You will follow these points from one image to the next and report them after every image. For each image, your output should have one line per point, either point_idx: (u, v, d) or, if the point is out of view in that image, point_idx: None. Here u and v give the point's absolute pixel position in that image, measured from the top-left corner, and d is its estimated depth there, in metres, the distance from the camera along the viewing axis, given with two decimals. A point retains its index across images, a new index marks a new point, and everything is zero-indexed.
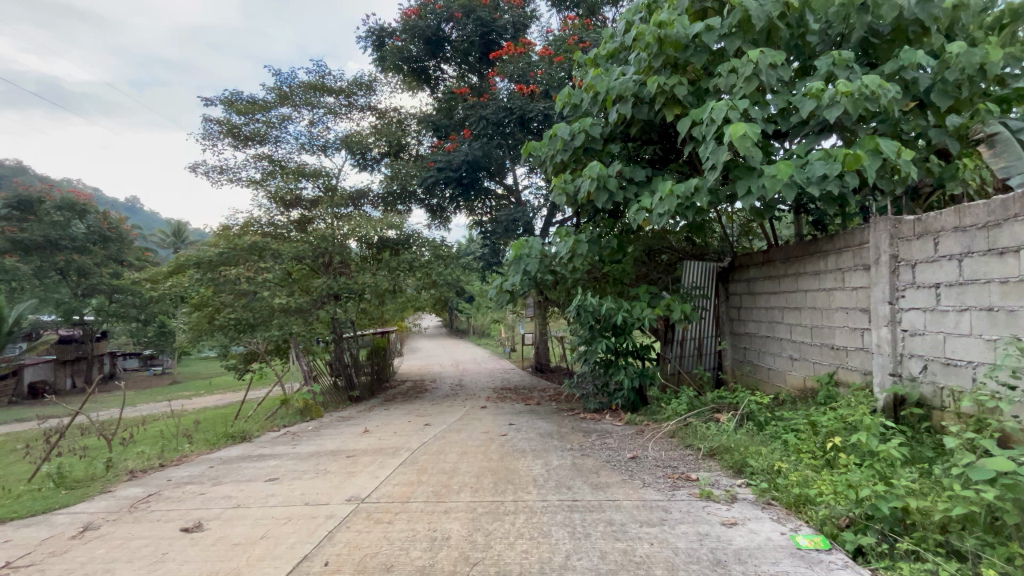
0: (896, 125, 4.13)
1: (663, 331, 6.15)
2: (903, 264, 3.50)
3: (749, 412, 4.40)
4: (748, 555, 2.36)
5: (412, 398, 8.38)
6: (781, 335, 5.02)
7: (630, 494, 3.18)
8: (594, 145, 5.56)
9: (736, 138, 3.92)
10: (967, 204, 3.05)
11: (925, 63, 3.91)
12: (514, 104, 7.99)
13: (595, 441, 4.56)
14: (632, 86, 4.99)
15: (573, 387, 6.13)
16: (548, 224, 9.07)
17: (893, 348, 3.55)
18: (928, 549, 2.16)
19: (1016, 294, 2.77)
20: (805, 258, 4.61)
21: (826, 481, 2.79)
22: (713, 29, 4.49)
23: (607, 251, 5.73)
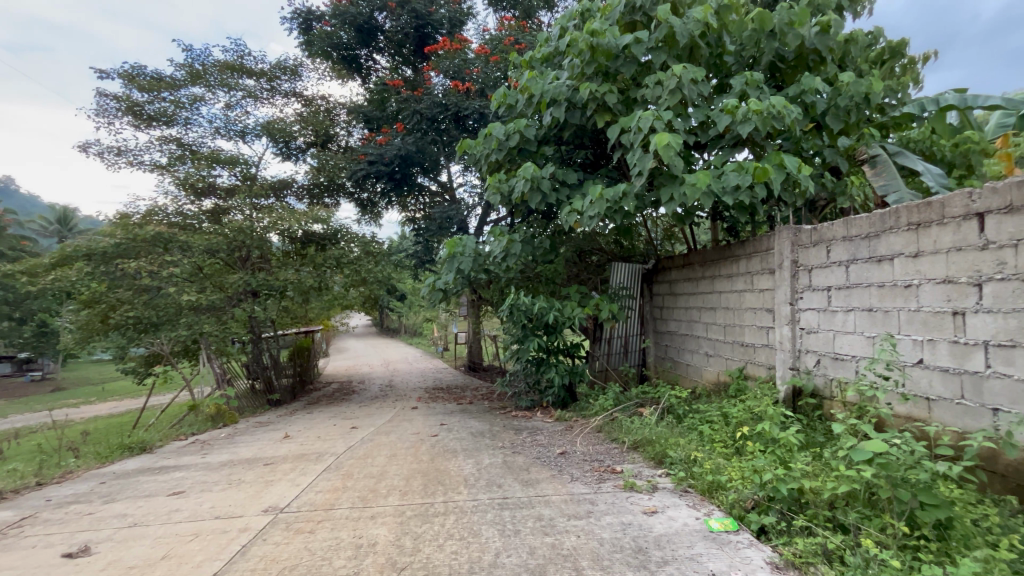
0: (798, 143, 4.57)
1: (592, 329, 6.36)
2: (801, 269, 3.89)
3: (669, 405, 4.67)
4: (667, 541, 2.49)
5: (338, 400, 8.02)
6: (698, 333, 5.39)
7: (559, 489, 3.26)
8: (529, 147, 5.64)
9: (661, 147, 4.14)
10: (853, 216, 3.43)
11: (822, 90, 4.36)
12: (449, 100, 7.97)
13: (526, 438, 4.62)
14: (565, 91, 5.11)
15: (505, 386, 6.16)
16: (482, 223, 9.05)
17: (793, 344, 3.94)
18: (818, 524, 2.41)
19: (890, 297, 3.16)
20: (720, 261, 4.98)
21: (735, 468, 3.03)
22: (642, 42, 4.71)
23: (540, 251, 5.84)
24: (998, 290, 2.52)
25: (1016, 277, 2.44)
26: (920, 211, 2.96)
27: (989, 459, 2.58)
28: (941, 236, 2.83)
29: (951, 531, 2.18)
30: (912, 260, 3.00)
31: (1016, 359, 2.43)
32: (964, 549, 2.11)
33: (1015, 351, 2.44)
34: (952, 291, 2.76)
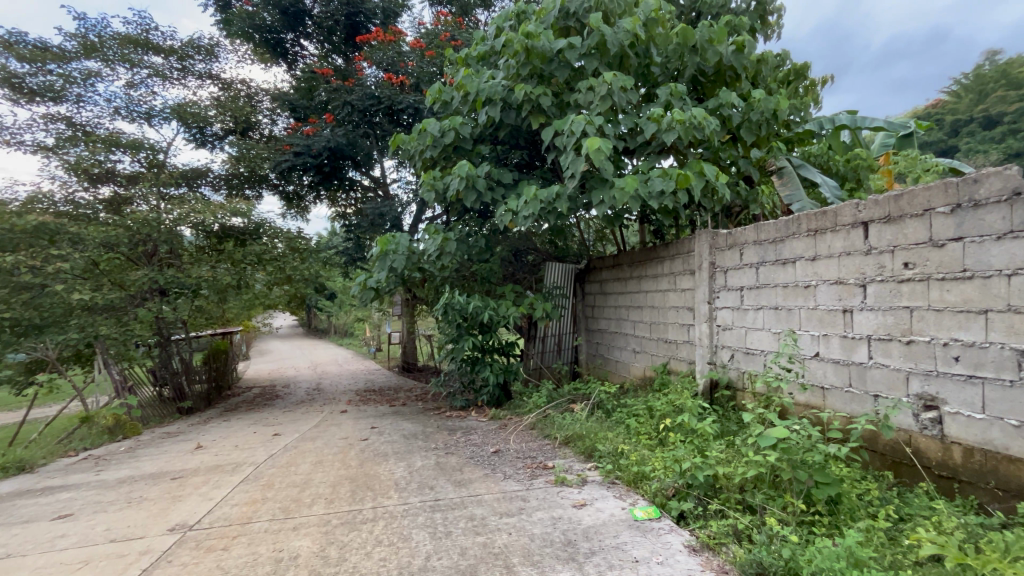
0: (716, 153, 4.89)
1: (526, 328, 6.43)
2: (718, 270, 4.18)
3: (599, 401, 4.84)
4: (595, 532, 2.58)
5: (259, 406, 7.51)
6: (627, 330, 5.62)
7: (491, 488, 3.27)
8: (464, 145, 5.60)
9: (592, 151, 4.27)
10: (762, 222, 3.73)
11: (737, 104, 4.71)
12: (382, 93, 7.74)
13: (459, 438, 4.59)
14: (501, 91, 5.14)
15: (439, 386, 6.09)
16: (417, 221, 8.87)
17: (710, 340, 4.22)
18: (730, 507, 2.60)
19: (793, 296, 3.47)
20: (646, 262, 5.23)
21: (659, 458, 3.19)
22: (575, 47, 4.84)
23: (475, 250, 5.81)
24: (878, 290, 2.85)
25: (892, 279, 2.77)
26: (816, 219, 3.28)
27: (870, 439, 2.91)
28: (834, 242, 3.15)
29: (840, 506, 2.44)
30: (811, 263, 3.32)
31: (893, 351, 2.77)
32: (850, 520, 2.37)
33: (892, 344, 2.78)
34: (842, 291, 3.08)
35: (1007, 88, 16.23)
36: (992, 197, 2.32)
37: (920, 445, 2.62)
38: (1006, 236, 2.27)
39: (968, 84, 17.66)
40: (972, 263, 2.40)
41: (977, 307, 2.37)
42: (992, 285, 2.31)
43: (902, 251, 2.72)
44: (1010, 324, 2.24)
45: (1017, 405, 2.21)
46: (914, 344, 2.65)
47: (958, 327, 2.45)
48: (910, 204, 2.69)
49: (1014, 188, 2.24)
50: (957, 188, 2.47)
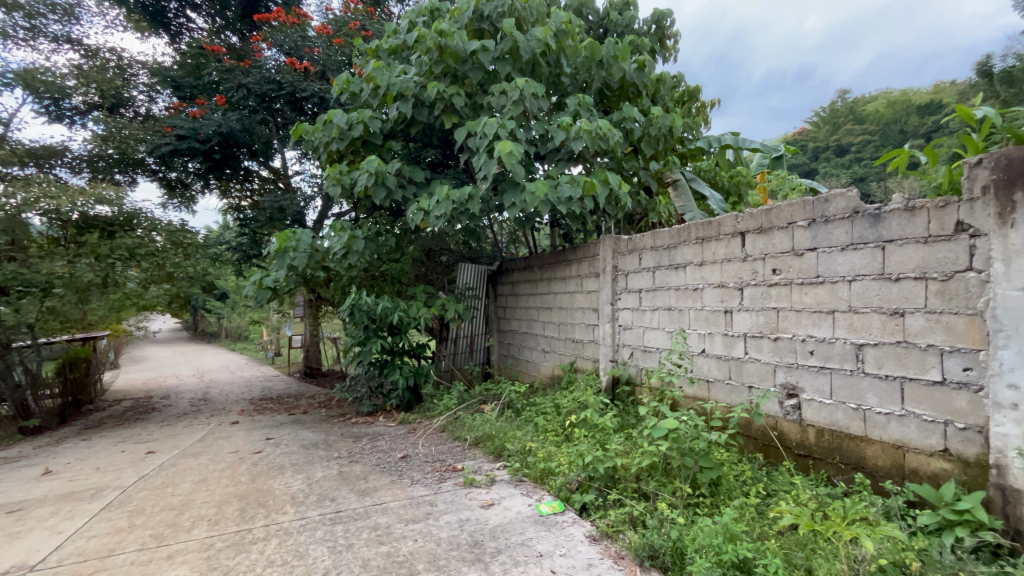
0: (620, 164, 5.19)
1: (438, 330, 6.30)
2: (620, 273, 4.45)
3: (509, 400, 4.92)
4: (502, 531, 2.61)
5: (130, 421, 6.60)
6: (537, 331, 5.77)
7: (398, 494, 3.17)
8: (374, 140, 5.40)
9: (504, 154, 4.33)
10: (658, 229, 4.03)
11: (638, 118, 5.04)
12: (283, 78, 7.24)
13: (365, 445, 4.39)
14: (412, 87, 5.02)
15: (344, 391, 5.79)
16: (322, 217, 8.37)
17: (612, 339, 4.48)
18: (627, 496, 2.77)
19: (684, 298, 3.78)
20: (555, 265, 5.40)
21: (564, 454, 3.31)
22: (488, 50, 4.88)
23: (386, 249, 5.61)
24: (753, 293, 3.21)
25: (763, 283, 3.14)
26: (703, 228, 3.61)
27: (745, 426, 3.26)
28: (717, 250, 3.50)
29: (720, 487, 2.71)
30: (699, 268, 3.65)
31: (763, 346, 3.14)
32: (727, 499, 2.64)
33: (762, 341, 3.14)
34: (724, 294, 3.43)
35: (853, 123, 19.22)
36: (839, 214, 2.72)
37: (783, 429, 3.00)
38: (849, 248, 2.66)
39: (825, 118, 20.64)
40: (823, 271, 2.79)
41: (826, 308, 2.77)
42: (838, 289, 2.71)
43: (771, 259, 3.10)
44: (851, 322, 2.64)
45: (856, 391, 2.61)
46: (780, 340, 3.03)
47: (813, 325, 2.84)
48: (777, 218, 3.05)
49: (855, 207, 2.64)
50: (813, 206, 2.85)
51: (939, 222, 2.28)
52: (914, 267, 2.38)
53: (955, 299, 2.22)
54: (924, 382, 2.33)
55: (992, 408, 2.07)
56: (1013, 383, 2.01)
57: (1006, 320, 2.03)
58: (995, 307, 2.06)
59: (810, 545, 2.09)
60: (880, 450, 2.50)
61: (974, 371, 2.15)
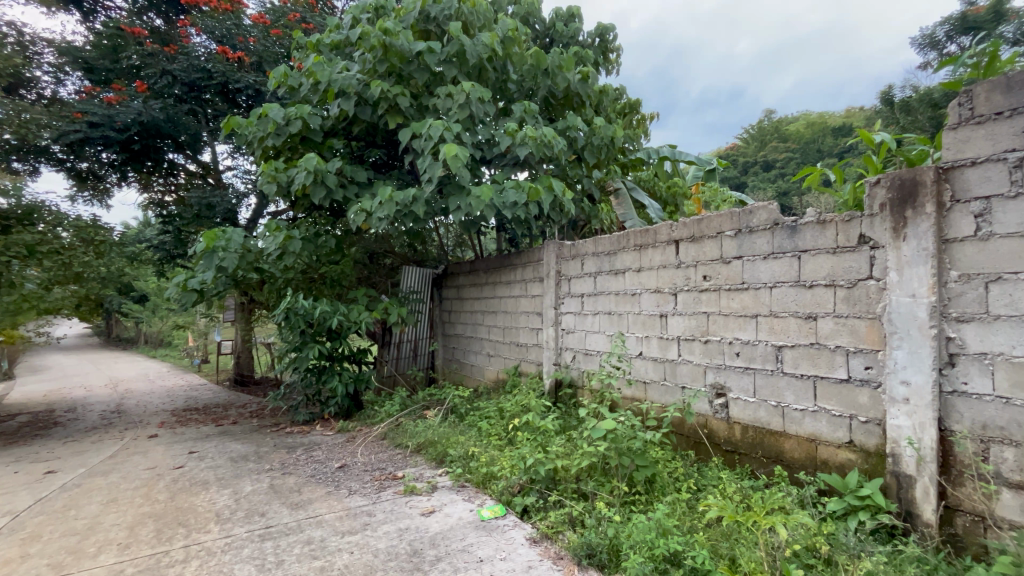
0: (564, 171, 5.30)
1: (380, 334, 6.17)
2: (564, 278, 4.55)
3: (453, 405, 4.88)
4: (442, 538, 2.57)
5: (26, 438, 5.90)
6: (482, 335, 5.76)
7: (334, 506, 3.05)
8: (313, 137, 5.20)
9: (449, 157, 4.30)
10: (599, 236, 4.16)
11: (581, 128, 5.17)
12: (214, 67, 6.87)
13: (300, 456, 4.19)
14: (355, 84, 4.88)
15: (278, 400, 5.50)
16: (257, 216, 7.94)
17: (556, 343, 4.57)
18: (567, 496, 2.83)
19: (623, 302, 3.92)
20: (500, 270, 5.43)
21: (506, 457, 3.33)
22: (434, 52, 4.83)
23: (325, 250, 5.38)
24: (686, 298, 3.39)
25: (695, 288, 3.32)
26: (641, 235, 3.76)
27: (678, 425, 3.43)
28: (653, 256, 3.66)
29: (654, 484, 2.82)
30: (637, 274, 3.80)
31: (695, 349, 3.31)
32: (660, 494, 2.76)
33: (694, 343, 3.32)
34: (659, 299, 3.60)
35: (778, 142, 20.80)
36: (761, 225, 2.92)
37: (712, 427, 3.17)
38: (770, 257, 2.87)
39: (753, 135, 22.18)
40: (747, 277, 2.99)
41: (750, 312, 2.97)
42: (761, 294, 2.91)
43: (702, 266, 3.28)
44: (772, 326, 2.85)
45: (775, 389, 2.82)
46: (709, 342, 3.21)
47: (739, 328, 3.03)
48: (708, 227, 3.24)
49: (775, 219, 2.85)
50: (739, 217, 3.05)
51: (845, 235, 2.51)
52: (825, 275, 2.60)
53: (858, 304, 2.45)
54: (832, 380, 2.55)
55: (888, 402, 2.30)
56: (905, 380, 2.24)
57: (900, 323, 2.26)
58: (891, 310, 2.29)
59: (734, 535, 2.22)
60: (797, 443, 2.71)
61: (873, 369, 2.39)
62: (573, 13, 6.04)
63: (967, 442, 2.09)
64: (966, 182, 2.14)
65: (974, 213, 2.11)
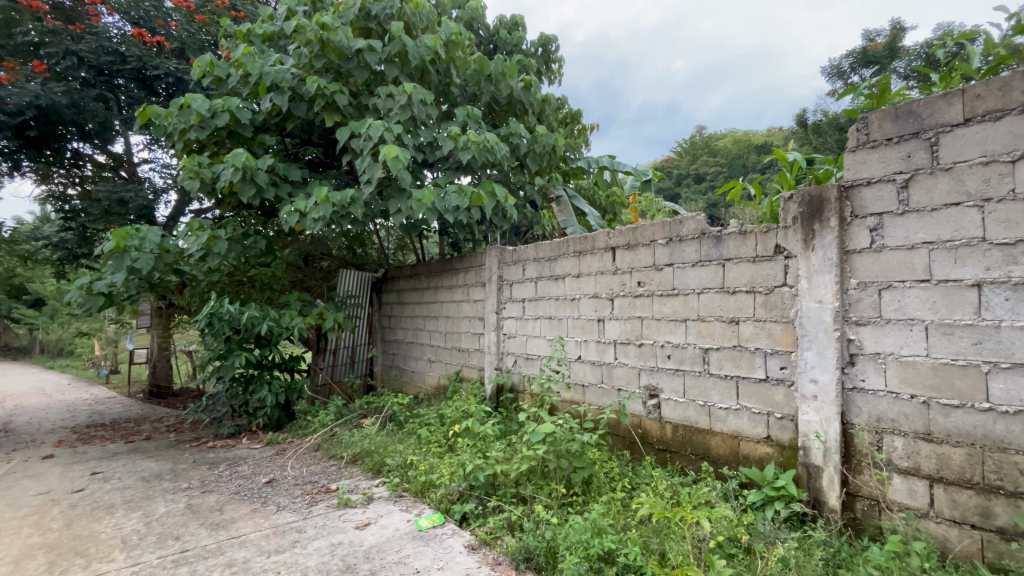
0: (507, 177, 5.32)
1: (314, 341, 5.91)
2: (505, 283, 4.57)
3: (392, 413, 4.76)
4: (377, 551, 2.49)
5: None
6: (422, 341, 5.67)
7: (259, 524, 2.86)
8: (243, 131, 4.91)
9: (389, 159, 4.20)
10: (540, 242, 4.22)
11: (524, 135, 5.22)
12: (128, 51, 6.35)
13: (222, 472, 3.91)
14: (290, 79, 4.66)
15: (199, 412, 5.10)
16: (177, 213, 7.35)
17: (497, 348, 4.58)
18: (507, 501, 2.84)
19: (564, 307, 3.99)
20: (442, 274, 5.37)
21: (445, 465, 3.28)
22: (375, 50, 4.70)
23: (254, 252, 5.07)
24: (622, 303, 3.51)
25: (630, 294, 3.46)
26: (580, 242, 3.86)
27: (613, 426, 3.54)
28: (592, 263, 3.76)
29: (592, 484, 2.89)
30: (576, 279, 3.89)
31: (630, 352, 3.44)
32: (597, 494, 2.83)
33: (629, 347, 3.45)
34: (597, 304, 3.70)
35: (708, 156, 22.13)
36: (690, 234, 3.09)
37: (646, 427, 3.31)
38: (698, 264, 3.04)
39: (685, 149, 23.46)
40: (678, 284, 3.15)
41: (680, 317, 3.13)
42: (690, 299, 3.08)
43: (637, 273, 3.42)
44: (700, 329, 3.02)
45: (702, 389, 2.99)
46: (643, 346, 3.34)
47: (670, 332, 3.18)
48: (642, 235, 3.38)
49: (702, 229, 3.02)
50: (670, 227, 3.21)
51: (764, 245, 2.72)
52: (746, 282, 2.79)
53: (774, 309, 2.65)
54: (752, 380, 2.74)
55: (800, 399, 2.50)
56: (814, 378, 2.45)
57: (809, 326, 2.47)
58: (801, 315, 2.51)
59: (664, 531, 2.32)
60: (721, 440, 2.88)
61: (787, 369, 2.59)
62: (516, 22, 6.13)
63: (864, 433, 2.32)
64: (863, 200, 2.37)
65: (869, 228, 2.35)
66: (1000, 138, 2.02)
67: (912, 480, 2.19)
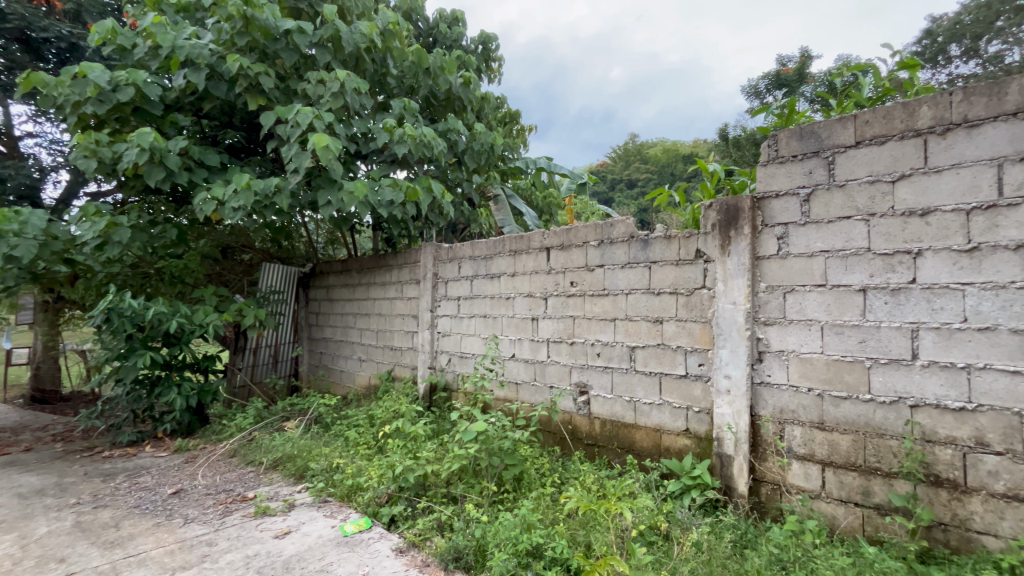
0: (444, 173, 5.22)
1: (232, 339, 5.50)
2: (440, 281, 4.52)
3: (318, 415, 4.55)
4: (297, 561, 2.36)
5: None
6: (352, 339, 5.46)
7: (163, 539, 2.62)
8: (150, 109, 4.45)
9: (319, 148, 3.99)
10: (476, 240, 4.20)
11: (462, 131, 5.16)
12: (9, 8, 5.56)
13: (120, 484, 3.53)
14: (207, 56, 4.29)
15: (93, 418, 4.57)
16: (70, 195, 6.55)
17: (431, 346, 4.51)
18: (437, 502, 2.81)
19: (499, 305, 4.00)
20: (374, 270, 5.20)
21: (373, 467, 3.17)
22: (305, 32, 4.45)
23: (162, 241, 4.62)
24: (555, 303, 3.59)
25: (563, 294, 3.54)
26: (515, 241, 3.89)
27: (545, 422, 3.61)
28: (527, 262, 3.81)
29: (523, 480, 2.92)
30: (512, 278, 3.92)
31: (562, 350, 3.52)
32: (528, 490, 2.87)
33: (561, 345, 3.53)
34: (531, 303, 3.76)
35: (639, 163, 23.17)
36: (620, 237, 3.22)
37: (576, 423, 3.40)
38: (626, 266, 3.17)
39: (619, 154, 24.37)
40: (608, 284, 3.27)
41: (610, 316, 3.25)
42: (619, 300, 3.20)
43: (570, 273, 3.51)
44: (627, 328, 3.15)
45: (629, 385, 3.12)
46: (575, 344, 3.44)
47: (600, 331, 3.30)
48: (576, 236, 3.47)
49: (631, 232, 3.15)
50: (601, 229, 3.32)
51: (686, 249, 2.89)
52: (669, 284, 2.96)
53: (695, 309, 2.83)
54: (674, 376, 2.90)
55: (715, 394, 2.69)
56: (728, 374, 2.64)
57: (724, 326, 2.66)
58: (718, 316, 2.69)
59: (590, 523, 2.39)
60: (645, 434, 3.03)
61: (704, 366, 2.77)
62: (457, 17, 6.05)
63: (769, 424, 2.53)
64: (772, 211, 2.59)
65: (777, 236, 2.57)
66: (884, 160, 2.28)
67: (807, 465, 2.42)
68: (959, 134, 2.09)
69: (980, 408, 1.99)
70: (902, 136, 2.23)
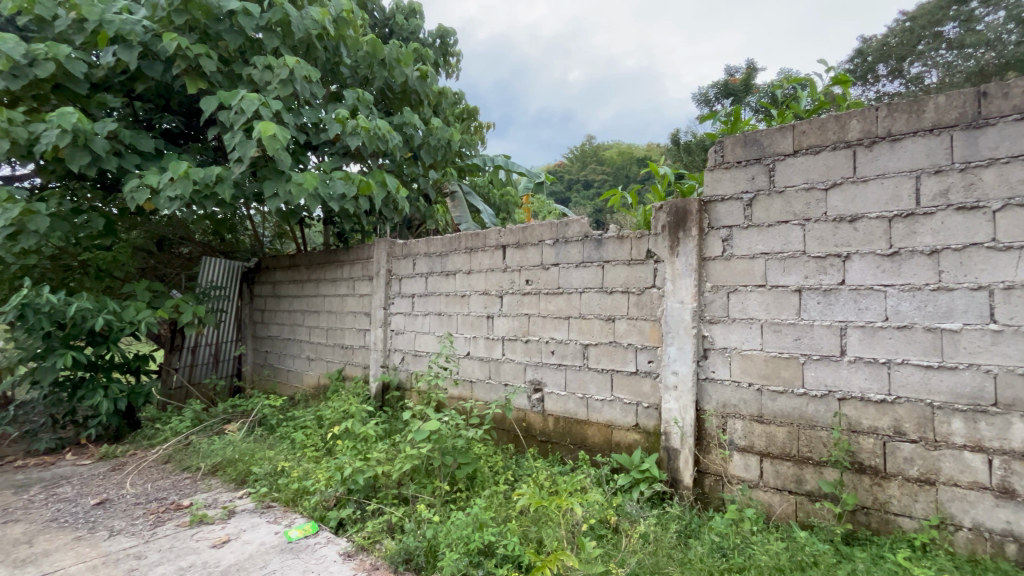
0: (399, 167, 5.11)
1: (167, 337, 5.16)
2: (394, 277, 4.42)
3: (262, 417, 4.35)
4: (237, 571, 2.25)
5: None
6: (301, 337, 5.25)
7: (84, 554, 2.42)
8: (74, 87, 4.08)
9: (265, 137, 3.80)
10: (431, 236, 4.15)
11: (419, 125, 5.06)
12: None
13: (35, 495, 3.23)
14: (141, 33, 3.98)
15: (3, 425, 4.16)
16: None
17: (383, 344, 4.41)
18: (387, 504, 2.75)
19: (454, 303, 3.96)
20: (325, 266, 5.02)
21: (321, 470, 3.07)
22: (251, 15, 4.17)
23: (87, 231, 4.26)
24: (510, 301, 3.59)
25: (519, 292, 3.55)
26: (471, 239, 3.87)
27: (499, 420, 3.62)
28: (482, 260, 3.79)
29: (476, 478, 2.91)
30: (467, 276, 3.89)
31: (517, 348, 3.53)
32: (481, 488, 2.86)
33: (516, 343, 3.54)
34: (487, 300, 3.74)
35: (596, 164, 23.62)
36: (575, 236, 3.26)
37: (529, 420, 3.43)
38: (580, 265, 3.22)
39: (576, 155, 24.73)
40: (562, 283, 3.31)
41: (564, 314, 3.29)
42: (573, 298, 3.25)
43: (526, 271, 3.52)
44: (580, 326, 3.20)
45: (581, 382, 3.17)
46: (529, 342, 3.46)
47: (554, 329, 3.34)
48: (531, 235, 3.48)
49: (585, 232, 3.20)
50: (557, 228, 3.35)
51: (637, 249, 2.96)
52: (621, 283, 3.02)
53: (645, 308, 2.91)
54: (624, 373, 2.98)
55: (663, 390, 2.78)
56: (675, 370, 2.73)
57: (672, 324, 2.75)
58: (666, 315, 2.78)
59: (541, 520, 2.41)
60: (596, 430, 3.09)
61: (653, 362, 2.86)
62: (414, 9, 5.94)
63: (712, 418, 2.65)
64: (718, 214, 2.70)
65: (721, 239, 2.68)
66: (818, 169, 2.42)
67: (747, 456, 2.55)
68: (884, 147, 2.25)
69: (898, 400, 2.16)
70: (834, 147, 2.38)
